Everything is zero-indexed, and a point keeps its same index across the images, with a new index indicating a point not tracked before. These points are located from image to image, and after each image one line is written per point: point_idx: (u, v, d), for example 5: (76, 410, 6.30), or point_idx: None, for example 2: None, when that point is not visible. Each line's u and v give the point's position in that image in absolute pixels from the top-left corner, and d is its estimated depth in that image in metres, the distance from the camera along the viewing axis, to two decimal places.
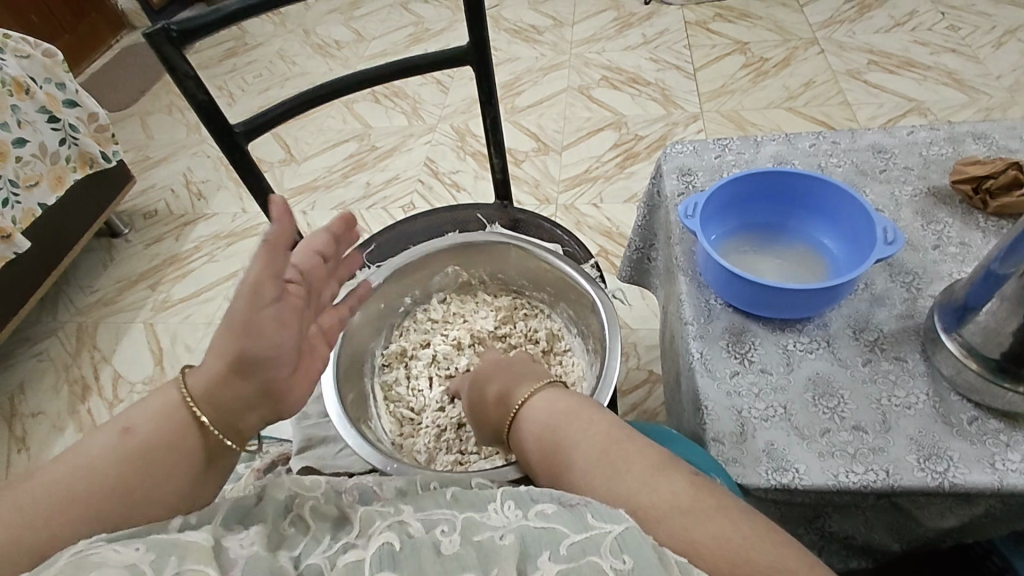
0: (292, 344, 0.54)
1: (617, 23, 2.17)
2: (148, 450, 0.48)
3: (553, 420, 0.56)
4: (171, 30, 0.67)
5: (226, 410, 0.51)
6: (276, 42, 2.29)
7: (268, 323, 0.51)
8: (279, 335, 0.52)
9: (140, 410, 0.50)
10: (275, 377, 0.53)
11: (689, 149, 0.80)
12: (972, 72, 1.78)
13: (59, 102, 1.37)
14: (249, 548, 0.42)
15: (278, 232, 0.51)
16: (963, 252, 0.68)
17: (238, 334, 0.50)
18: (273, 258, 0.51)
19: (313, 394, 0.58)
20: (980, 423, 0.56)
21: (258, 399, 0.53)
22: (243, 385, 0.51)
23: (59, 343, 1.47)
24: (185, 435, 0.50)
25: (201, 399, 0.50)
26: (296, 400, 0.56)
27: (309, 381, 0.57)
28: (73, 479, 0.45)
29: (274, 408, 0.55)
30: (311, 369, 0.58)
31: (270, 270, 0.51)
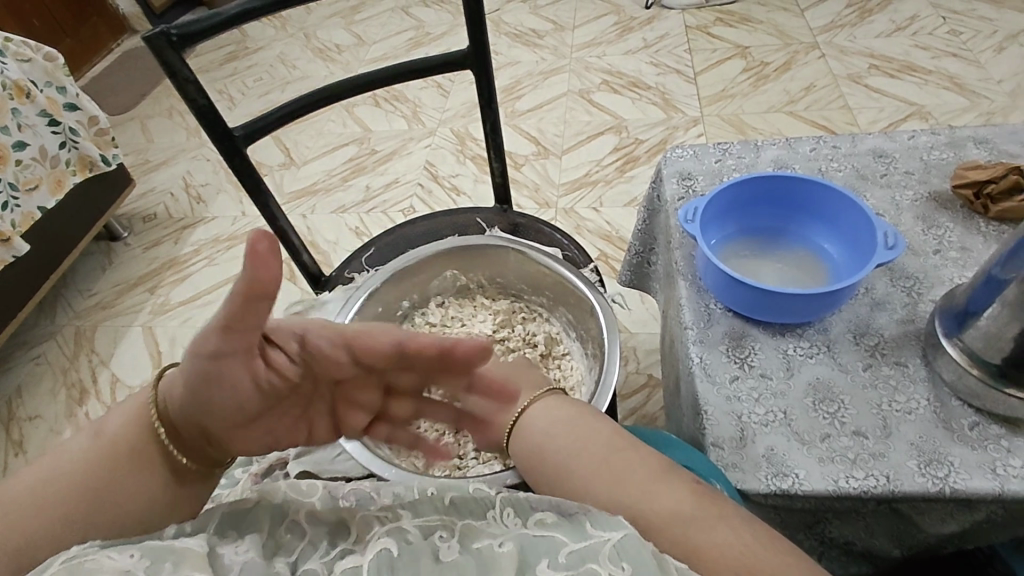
0: (244, 401, 0.51)
1: (618, 27, 2.18)
2: (122, 459, 0.50)
3: (554, 429, 0.55)
4: (171, 34, 0.67)
5: (188, 434, 0.53)
6: (277, 46, 2.30)
7: (218, 378, 0.49)
8: (229, 391, 0.50)
9: (114, 420, 0.52)
10: (218, 424, 0.52)
11: (689, 154, 0.80)
12: (973, 76, 1.78)
13: (59, 106, 1.37)
14: (244, 555, 0.42)
15: (250, 279, 0.42)
16: (964, 257, 0.67)
17: (193, 377, 0.49)
18: (233, 308, 0.44)
19: (268, 441, 0.56)
20: (982, 428, 0.55)
21: (203, 434, 0.53)
22: (188, 413, 0.52)
23: (57, 347, 1.47)
24: (151, 446, 0.52)
25: (164, 416, 0.52)
26: (242, 442, 0.55)
27: (264, 436, 0.56)
28: (55, 483, 0.47)
29: (221, 441, 0.54)
30: (279, 424, 0.56)
31: (230, 319, 0.45)
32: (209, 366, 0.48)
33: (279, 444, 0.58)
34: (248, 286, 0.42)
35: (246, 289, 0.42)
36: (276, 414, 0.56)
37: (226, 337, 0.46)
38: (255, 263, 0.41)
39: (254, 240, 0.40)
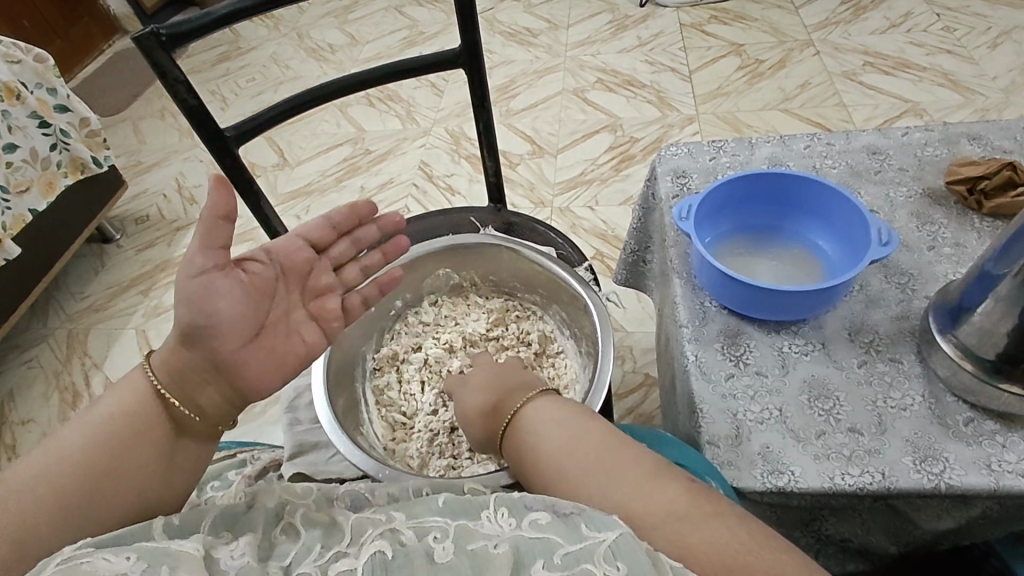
0: (239, 309, 0.55)
1: (613, 25, 2.17)
2: (124, 437, 0.50)
3: (549, 430, 0.55)
4: (160, 33, 0.67)
5: (186, 383, 0.53)
6: (270, 46, 2.29)
7: (214, 293, 0.53)
8: (226, 303, 0.54)
9: (110, 397, 0.52)
10: (229, 349, 0.54)
11: (684, 152, 0.80)
12: (968, 73, 1.78)
13: (50, 108, 1.36)
14: (241, 559, 0.42)
15: (214, 205, 0.52)
16: (959, 253, 0.67)
17: (182, 304, 0.52)
18: (212, 230, 0.52)
19: (279, 368, 0.58)
20: (977, 425, 0.55)
21: (213, 370, 0.54)
22: (195, 355, 0.53)
23: (50, 350, 1.46)
24: (155, 413, 0.52)
25: (163, 373, 0.53)
26: (257, 374, 0.56)
27: (274, 356, 0.58)
28: (51, 476, 0.46)
29: (231, 381, 0.54)
30: (278, 340, 0.59)
31: (207, 240, 0.52)
32: (202, 282, 0.52)
33: (290, 365, 0.59)
34: (216, 211, 0.52)
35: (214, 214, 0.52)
36: (270, 325, 0.59)
37: (207, 253, 0.53)
38: (217, 189, 0.52)
39: (217, 183, 0.51)
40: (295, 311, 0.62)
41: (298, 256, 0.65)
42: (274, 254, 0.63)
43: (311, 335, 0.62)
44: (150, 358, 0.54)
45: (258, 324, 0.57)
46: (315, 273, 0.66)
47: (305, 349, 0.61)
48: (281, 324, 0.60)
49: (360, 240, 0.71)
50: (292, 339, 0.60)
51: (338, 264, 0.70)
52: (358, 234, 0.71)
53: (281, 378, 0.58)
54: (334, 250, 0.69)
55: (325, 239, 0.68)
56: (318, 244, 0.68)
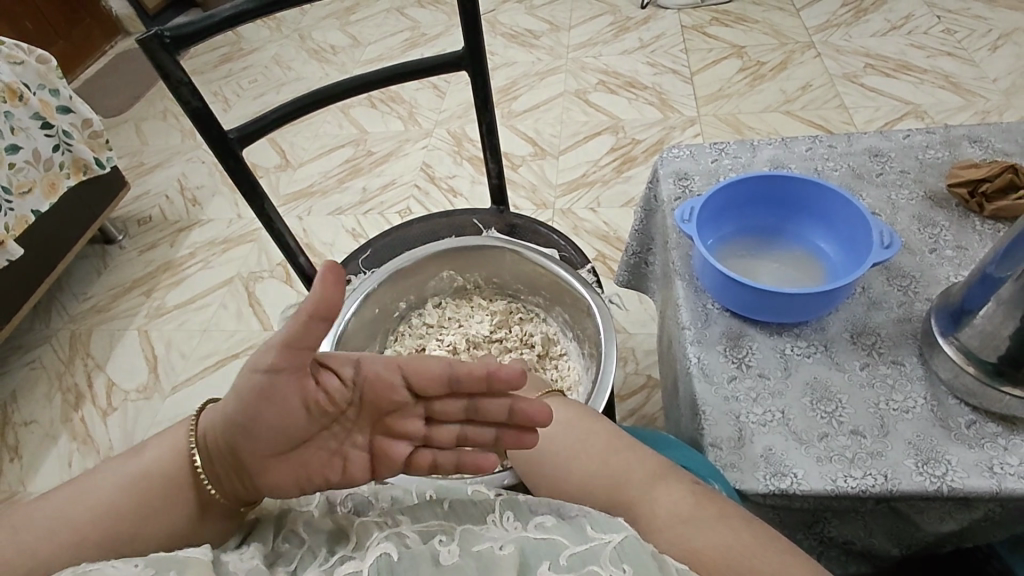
0: (283, 423, 0.46)
1: (614, 27, 2.18)
2: (150, 496, 0.46)
3: (551, 430, 0.54)
4: (165, 36, 0.67)
5: (218, 466, 0.48)
6: (272, 47, 2.29)
7: (275, 396, 0.45)
8: (279, 411, 0.46)
9: (152, 449, 0.49)
10: (255, 453, 0.47)
11: (685, 154, 0.80)
12: (969, 75, 1.79)
13: (53, 109, 1.36)
14: (249, 562, 0.42)
15: (318, 299, 0.42)
16: (960, 255, 0.67)
17: (241, 394, 0.45)
18: (301, 330, 0.43)
19: (302, 485, 0.49)
20: (978, 427, 0.56)
21: (235, 464, 0.47)
22: (225, 439, 0.47)
23: (52, 351, 1.46)
24: (186, 483, 0.47)
25: (203, 448, 0.48)
26: (274, 485, 0.48)
27: (301, 475, 0.48)
28: (73, 516, 0.44)
29: (254, 484, 0.48)
30: (313, 458, 0.48)
31: (295, 339, 0.44)
32: (266, 381, 0.44)
33: (314, 488, 0.49)
34: (315, 309, 0.42)
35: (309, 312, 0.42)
36: (315, 441, 0.49)
37: (286, 350, 0.44)
38: (329, 283, 0.42)
39: (328, 271, 0.42)
40: (357, 436, 0.50)
41: (390, 391, 0.50)
42: (361, 381, 0.50)
43: (356, 471, 0.50)
44: (199, 419, 0.50)
45: (299, 438, 0.48)
46: (402, 415, 0.51)
47: (339, 478, 0.49)
48: (328, 449, 0.49)
49: (477, 410, 0.50)
50: (330, 464, 0.49)
51: (438, 418, 0.51)
52: (481, 404, 0.50)
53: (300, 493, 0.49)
54: (437, 401, 0.50)
55: (433, 387, 0.50)
56: (425, 388, 0.50)
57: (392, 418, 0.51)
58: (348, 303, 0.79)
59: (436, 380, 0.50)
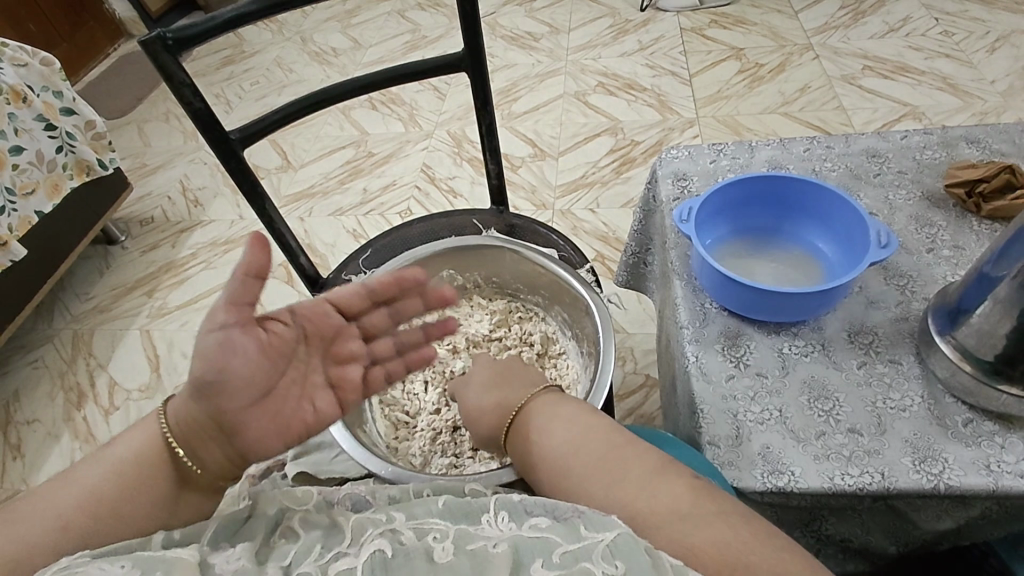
0: (253, 371, 0.50)
1: (614, 29, 2.19)
2: (130, 481, 0.48)
3: (552, 425, 0.56)
4: (167, 37, 0.67)
5: (192, 438, 0.50)
6: (274, 49, 2.31)
7: (235, 349, 0.48)
8: (243, 362, 0.49)
9: (128, 439, 0.51)
10: (233, 408, 0.50)
11: (684, 155, 0.81)
12: (966, 77, 1.79)
13: (56, 111, 1.37)
14: (236, 561, 0.42)
15: (249, 261, 0.46)
16: (957, 255, 0.68)
17: (198, 358, 0.47)
18: (241, 287, 0.47)
19: (283, 437, 0.53)
20: (975, 425, 0.56)
21: (217, 431, 0.50)
22: (202, 411, 0.50)
23: (55, 350, 1.47)
24: (165, 465, 0.50)
25: (177, 428, 0.50)
26: (257, 437, 0.52)
27: (279, 422, 0.53)
28: (58, 508, 0.45)
29: (236, 445, 0.51)
30: (284, 407, 0.53)
31: (237, 296, 0.47)
32: (221, 339, 0.47)
33: (294, 433, 0.54)
34: (248, 268, 0.46)
35: (243, 272, 0.46)
36: (279, 392, 0.53)
37: (233, 310, 0.48)
38: (256, 247, 0.47)
39: (254, 238, 0.47)
40: (314, 376, 0.57)
41: (326, 319, 0.60)
42: (300, 315, 0.58)
43: (325, 405, 0.57)
44: (169, 405, 0.52)
45: (267, 384, 0.52)
46: (342, 339, 0.61)
47: (313, 418, 0.55)
48: (294, 390, 0.55)
49: (401, 312, 0.66)
50: (301, 406, 0.55)
51: (369, 334, 0.65)
52: (399, 306, 0.66)
53: (283, 444, 0.53)
54: (365, 317, 0.64)
55: (359, 304, 0.63)
56: (351, 310, 0.63)
57: (337, 347, 0.61)
58: None
59: (358, 300, 0.63)
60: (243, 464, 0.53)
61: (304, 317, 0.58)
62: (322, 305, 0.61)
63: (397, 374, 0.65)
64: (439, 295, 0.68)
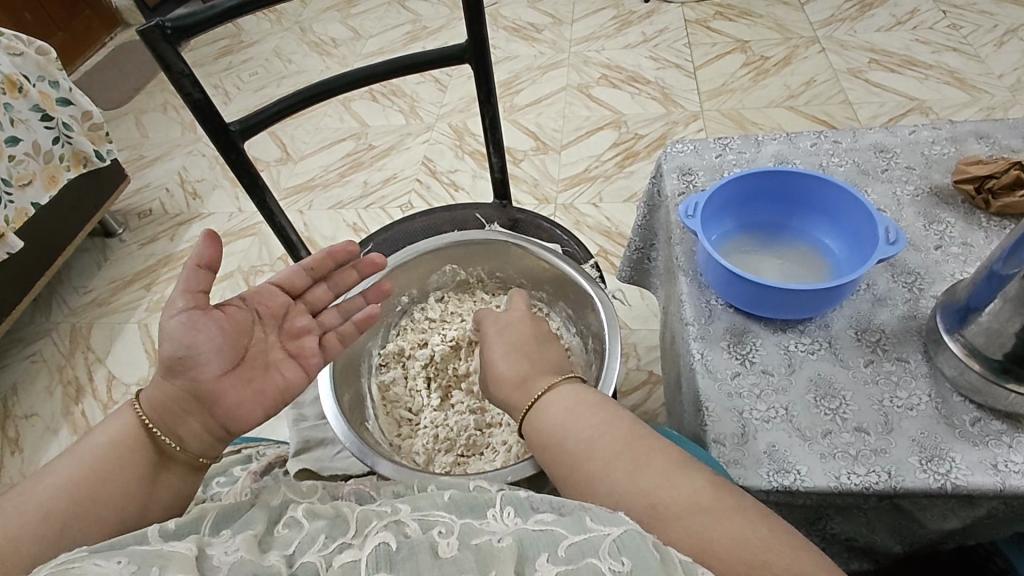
0: (220, 342, 0.54)
1: (617, 21, 2.17)
2: (113, 466, 0.49)
3: (579, 410, 0.55)
4: (165, 26, 0.66)
5: (165, 419, 0.52)
6: (273, 40, 2.28)
7: (201, 325, 0.53)
8: (209, 335, 0.54)
9: (104, 429, 0.51)
10: (208, 379, 0.53)
11: (689, 149, 0.80)
12: (974, 71, 1.78)
13: (52, 101, 1.36)
14: (235, 553, 0.42)
15: (199, 254, 0.54)
16: (966, 252, 0.67)
17: (164, 339, 0.52)
18: (192, 277, 0.54)
19: (261, 403, 0.56)
20: (983, 424, 0.55)
21: (195, 404, 0.52)
22: (179, 387, 0.52)
23: (53, 344, 1.46)
24: (145, 447, 0.51)
25: (154, 411, 0.52)
26: (235, 403, 0.54)
27: (253, 390, 0.55)
28: (41, 500, 0.45)
29: (216, 416, 0.53)
30: (256, 374, 0.57)
31: (190, 285, 0.54)
32: (186, 318, 0.53)
33: (270, 399, 0.56)
34: (198, 260, 0.54)
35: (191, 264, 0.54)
36: (249, 360, 0.57)
37: (191, 296, 0.54)
38: (205, 242, 0.54)
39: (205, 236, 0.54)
40: (275, 351, 0.60)
41: (274, 299, 0.64)
42: (251, 300, 0.61)
43: (292, 372, 0.59)
44: (141, 395, 0.53)
45: (237, 355, 0.56)
46: (292, 316, 0.65)
47: (285, 385, 0.58)
48: (260, 362, 0.58)
49: (339, 283, 0.70)
50: (272, 373, 0.58)
51: (315, 310, 0.68)
52: (337, 278, 0.70)
53: (262, 411, 0.56)
54: (308, 293, 0.68)
55: (300, 282, 0.68)
56: (294, 288, 0.67)
57: (290, 324, 0.64)
58: None
59: (300, 280, 0.68)
60: (225, 437, 0.54)
61: (255, 299, 0.62)
62: (269, 288, 0.64)
63: (349, 335, 0.67)
64: (369, 262, 0.72)
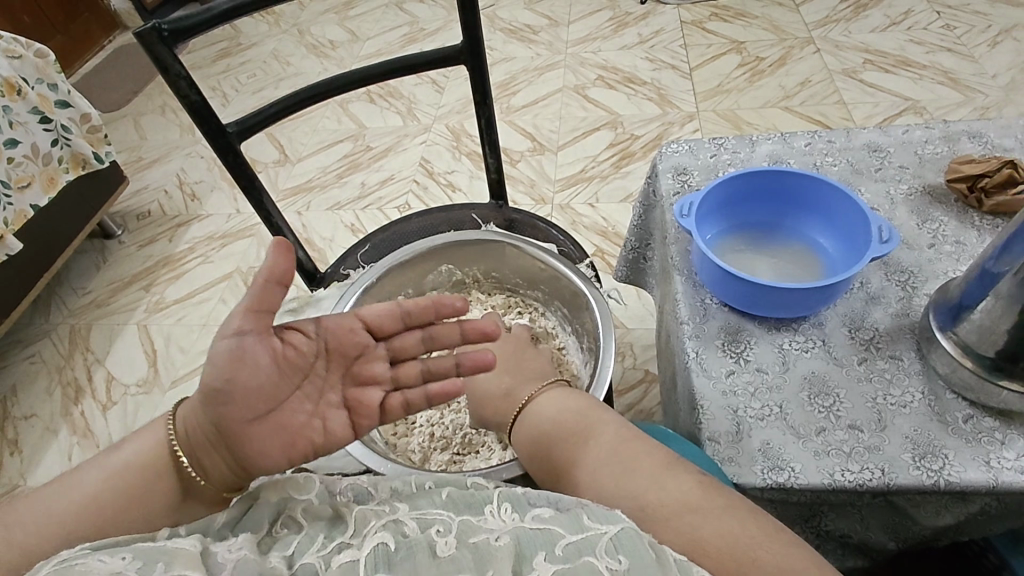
0: (270, 379, 0.52)
1: (613, 22, 2.17)
2: (136, 486, 0.49)
3: (565, 417, 0.58)
4: (163, 29, 0.66)
5: (197, 449, 0.51)
6: (271, 42, 2.29)
7: (247, 358, 0.50)
8: (253, 372, 0.51)
9: (132, 444, 0.52)
10: (238, 418, 0.50)
11: (684, 149, 0.80)
12: (968, 71, 1.79)
13: (51, 104, 1.36)
14: (238, 552, 0.42)
15: (270, 267, 0.50)
16: (959, 250, 0.68)
17: (212, 365, 0.49)
18: (261, 293, 0.50)
19: (288, 452, 0.53)
20: (976, 421, 0.56)
21: (220, 441, 0.51)
22: (207, 419, 0.50)
23: (52, 345, 1.46)
24: (169, 474, 0.51)
25: (183, 434, 0.52)
26: (260, 451, 0.51)
27: (284, 436, 0.53)
28: (63, 513, 0.46)
29: (238, 456, 0.51)
30: (292, 420, 0.54)
31: (258, 304, 0.51)
32: (234, 344, 0.50)
33: (300, 450, 0.54)
34: (269, 275, 0.50)
35: (264, 277, 0.50)
36: (289, 405, 0.54)
37: (250, 316, 0.51)
38: (277, 252, 0.50)
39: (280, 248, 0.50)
40: (331, 394, 0.58)
41: (351, 336, 0.60)
42: (326, 332, 0.59)
43: (338, 426, 0.57)
44: (177, 411, 0.53)
45: (279, 398, 0.53)
46: (367, 360, 0.61)
47: (322, 437, 0.55)
48: (307, 407, 0.55)
49: (434, 338, 0.64)
50: (311, 423, 0.55)
51: (396, 359, 0.62)
52: (434, 330, 0.64)
53: (287, 460, 0.53)
54: (397, 339, 0.63)
55: (391, 325, 0.63)
56: (383, 329, 0.63)
57: (361, 368, 0.60)
58: (347, 298, 0.79)
59: (389, 321, 0.63)
60: (247, 478, 0.52)
61: (330, 331, 0.59)
62: (351, 320, 0.61)
63: (416, 404, 0.60)
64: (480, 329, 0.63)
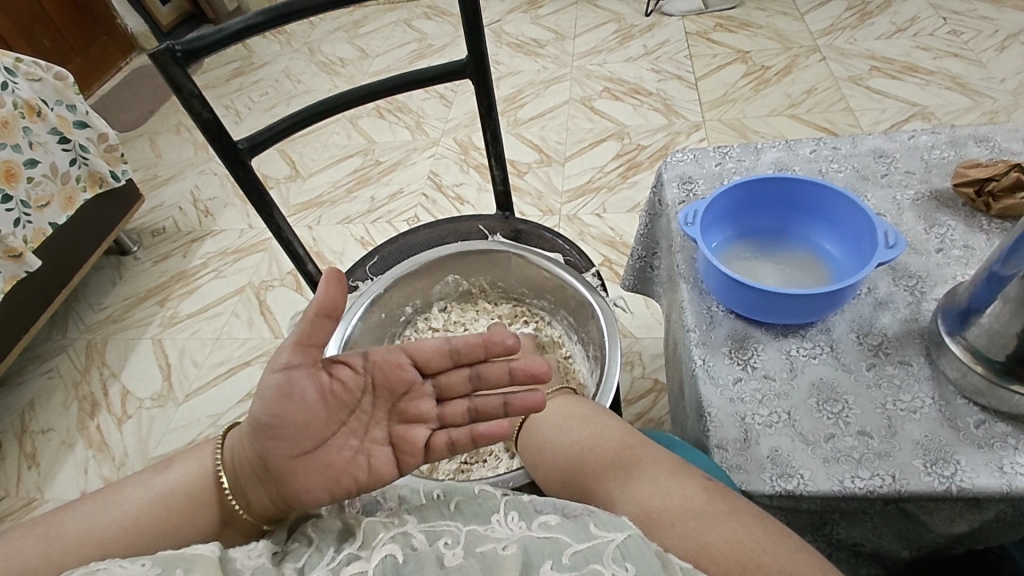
0: (309, 412, 0.53)
1: (619, 34, 2.19)
2: (178, 514, 0.50)
3: (566, 423, 0.59)
4: (176, 49, 0.68)
5: (241, 478, 0.53)
6: (282, 61, 2.33)
7: (294, 393, 0.52)
8: (299, 407, 0.52)
9: (179, 470, 0.53)
10: (282, 456, 0.52)
11: (690, 158, 0.81)
12: (976, 76, 1.78)
13: (70, 124, 1.40)
14: (256, 560, 0.43)
15: (322, 298, 0.50)
16: (968, 255, 0.67)
17: (263, 400, 0.52)
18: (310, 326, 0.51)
19: (330, 488, 0.52)
20: (988, 427, 0.55)
21: (263, 474, 0.52)
22: (252, 450, 0.52)
23: (70, 359, 1.49)
24: (209, 503, 0.52)
25: (229, 464, 0.54)
26: (303, 487, 0.52)
27: (328, 474, 0.52)
28: (104, 532, 0.47)
29: (279, 488, 0.52)
30: (337, 457, 0.54)
31: (307, 337, 0.52)
32: (281, 377, 0.51)
33: (343, 487, 0.53)
34: (322, 306, 0.50)
35: (315, 309, 0.50)
36: (333, 442, 0.54)
37: (300, 350, 0.52)
38: (330, 282, 0.50)
39: (332, 279, 0.50)
40: (376, 430, 0.57)
41: (399, 372, 0.59)
42: (375, 365, 0.59)
43: (382, 463, 0.55)
44: (226, 438, 0.56)
45: (321, 437, 0.54)
46: (414, 397, 0.60)
47: (366, 475, 0.54)
48: (352, 445, 0.55)
49: (482, 378, 0.62)
50: (355, 460, 0.54)
51: (444, 396, 0.61)
52: (482, 369, 0.62)
53: (330, 496, 0.52)
54: (444, 376, 0.62)
55: (440, 363, 0.61)
56: (432, 366, 0.61)
57: (410, 406, 0.59)
58: (354, 309, 0.79)
59: (437, 356, 0.61)
60: (288, 511, 0.53)
61: (376, 365, 0.59)
62: (399, 355, 0.60)
63: (462, 444, 0.58)
64: (532, 374, 0.60)
